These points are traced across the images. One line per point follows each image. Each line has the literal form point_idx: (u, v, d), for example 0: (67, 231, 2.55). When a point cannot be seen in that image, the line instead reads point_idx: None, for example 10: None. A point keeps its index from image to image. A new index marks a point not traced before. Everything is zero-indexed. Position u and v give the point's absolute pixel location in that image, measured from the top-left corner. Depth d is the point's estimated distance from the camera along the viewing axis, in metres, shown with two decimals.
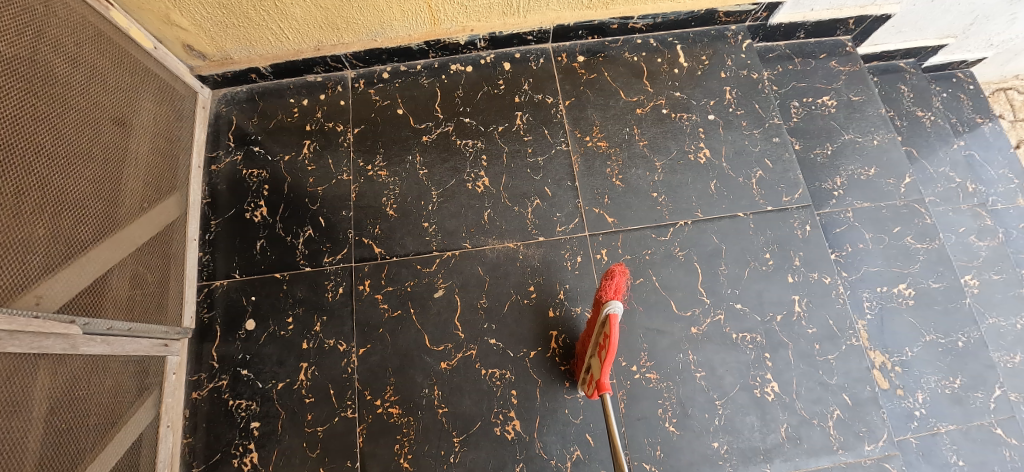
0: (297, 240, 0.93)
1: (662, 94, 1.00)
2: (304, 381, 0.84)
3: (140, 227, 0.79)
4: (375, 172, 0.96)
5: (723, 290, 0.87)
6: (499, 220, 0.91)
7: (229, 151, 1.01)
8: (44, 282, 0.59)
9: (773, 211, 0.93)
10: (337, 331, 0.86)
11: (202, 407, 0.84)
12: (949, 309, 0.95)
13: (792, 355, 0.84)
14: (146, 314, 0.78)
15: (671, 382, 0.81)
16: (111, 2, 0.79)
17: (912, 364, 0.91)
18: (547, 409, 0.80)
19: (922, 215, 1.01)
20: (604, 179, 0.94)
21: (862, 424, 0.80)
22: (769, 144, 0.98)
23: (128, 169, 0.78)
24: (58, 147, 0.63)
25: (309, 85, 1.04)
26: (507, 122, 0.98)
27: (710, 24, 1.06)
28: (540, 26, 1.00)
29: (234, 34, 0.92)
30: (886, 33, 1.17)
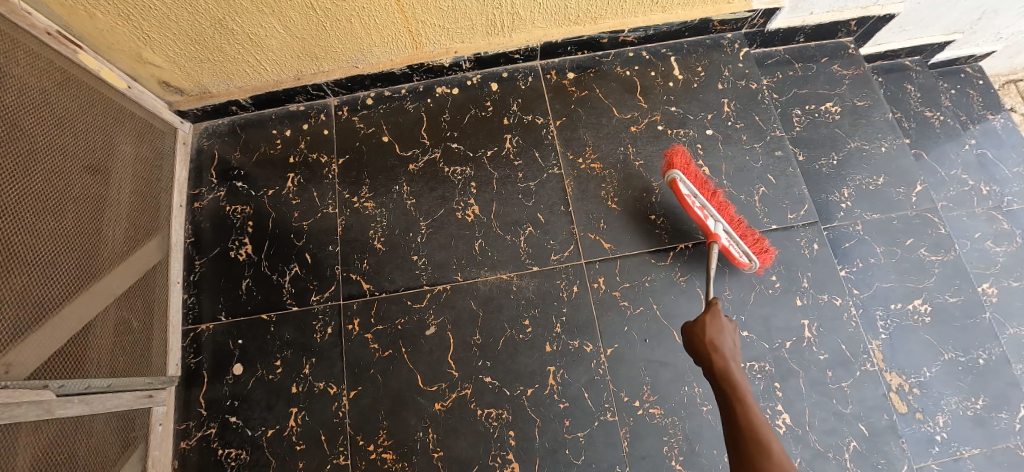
0: (283, 278, 0.90)
1: (657, 109, 0.96)
2: (294, 427, 0.81)
3: (119, 276, 0.76)
4: (362, 204, 0.93)
5: (727, 317, 0.83)
6: (491, 250, 0.88)
7: (212, 187, 0.98)
8: (16, 348, 0.56)
9: (778, 229, 0.88)
10: (327, 373, 0.83)
11: (191, 457, 0.82)
12: (968, 325, 0.90)
13: (803, 384, 0.80)
14: (127, 366, 0.75)
15: (676, 417, 0.78)
16: (79, 45, 0.76)
17: (931, 385, 0.86)
18: (548, 450, 0.77)
19: (936, 225, 0.96)
20: (599, 202, 0.90)
21: (881, 456, 0.76)
22: (771, 158, 0.93)
23: (105, 218, 0.75)
24: (26, 203, 0.61)
25: (291, 114, 1.01)
26: (497, 146, 0.95)
27: (704, 33, 1.02)
28: (526, 44, 0.96)
29: (211, 68, 0.89)
30: (889, 32, 1.12)
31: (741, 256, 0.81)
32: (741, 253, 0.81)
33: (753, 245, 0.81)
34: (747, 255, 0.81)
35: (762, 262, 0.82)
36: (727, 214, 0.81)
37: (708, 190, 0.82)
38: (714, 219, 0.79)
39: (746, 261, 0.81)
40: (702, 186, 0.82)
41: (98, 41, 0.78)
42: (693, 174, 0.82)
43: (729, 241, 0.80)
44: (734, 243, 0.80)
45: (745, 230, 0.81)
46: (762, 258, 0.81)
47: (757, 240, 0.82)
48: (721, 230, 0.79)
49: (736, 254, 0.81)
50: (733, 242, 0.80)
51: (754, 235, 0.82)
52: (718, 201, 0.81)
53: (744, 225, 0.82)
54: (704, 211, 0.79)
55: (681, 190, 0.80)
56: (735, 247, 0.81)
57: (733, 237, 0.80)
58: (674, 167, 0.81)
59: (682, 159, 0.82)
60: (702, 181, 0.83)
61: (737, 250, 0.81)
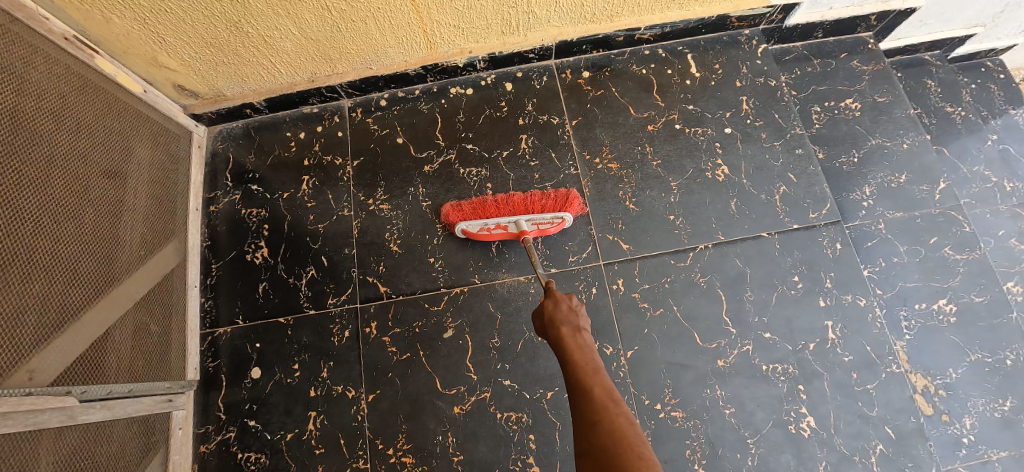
0: (299, 281, 0.89)
1: (675, 108, 0.95)
2: (313, 431, 0.81)
3: (138, 280, 0.76)
4: (377, 206, 0.92)
5: (749, 318, 0.82)
6: (508, 252, 0.87)
7: (228, 190, 0.98)
8: (36, 355, 0.56)
9: (800, 229, 0.87)
10: (345, 377, 0.83)
11: (210, 461, 0.82)
12: (995, 325, 0.88)
13: (828, 386, 0.78)
14: (147, 371, 0.75)
15: (699, 420, 0.77)
16: (96, 50, 0.76)
17: (958, 387, 0.85)
18: (568, 454, 0.76)
19: (960, 223, 0.94)
20: (617, 203, 0.89)
21: (908, 459, 0.75)
22: (791, 156, 0.92)
23: (123, 222, 0.75)
24: (45, 209, 0.61)
25: (305, 117, 1.01)
26: (512, 146, 0.94)
27: (721, 30, 1.00)
28: (542, 43, 0.94)
29: (226, 72, 0.89)
30: (910, 26, 1.10)
31: (554, 220, 0.83)
32: (552, 218, 0.83)
33: (557, 207, 0.85)
34: (558, 218, 0.83)
35: (574, 207, 0.85)
36: (518, 207, 0.84)
37: (483, 204, 0.86)
38: (512, 223, 0.83)
39: (566, 218, 0.83)
40: (481, 206, 0.86)
41: (114, 46, 0.78)
42: (471, 207, 0.86)
43: (536, 223, 0.83)
44: (540, 220, 0.83)
45: (541, 201, 0.86)
46: (571, 206, 0.85)
47: (555, 201, 0.86)
48: (524, 223, 0.82)
49: (550, 224, 0.83)
50: (538, 220, 0.83)
51: (553, 195, 0.87)
52: (502, 202, 0.86)
53: (535, 200, 0.86)
54: (501, 225, 0.83)
55: (476, 232, 0.84)
56: (543, 223, 0.83)
57: (535, 218, 0.82)
58: (455, 216, 0.86)
59: (457, 206, 0.87)
60: (473, 202, 0.87)
61: (547, 221, 0.83)
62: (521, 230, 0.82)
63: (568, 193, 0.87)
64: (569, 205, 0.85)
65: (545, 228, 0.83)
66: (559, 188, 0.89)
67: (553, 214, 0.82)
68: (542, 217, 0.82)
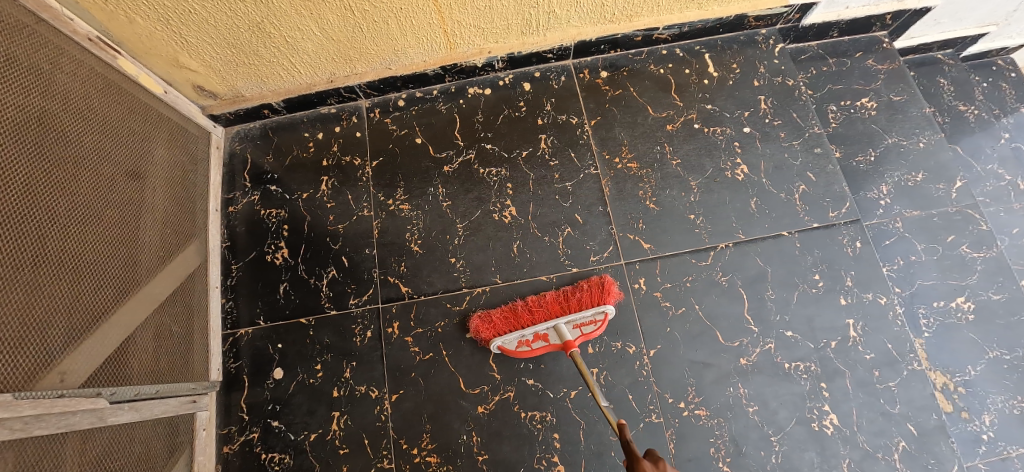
0: (320, 282, 0.89)
1: (693, 107, 0.95)
2: (337, 431, 0.81)
3: (162, 282, 0.76)
4: (397, 207, 0.92)
5: (771, 317, 0.82)
6: (529, 252, 0.87)
7: (246, 191, 0.98)
8: (67, 356, 0.56)
9: (819, 227, 0.87)
10: (368, 377, 0.83)
11: (234, 461, 0.82)
12: (1013, 323, 0.89)
13: (850, 384, 0.79)
14: (172, 372, 0.75)
15: (722, 419, 0.77)
16: (118, 51, 0.76)
17: (977, 384, 0.85)
18: (593, 452, 0.76)
19: (977, 222, 0.94)
20: (637, 202, 0.89)
21: (931, 456, 0.75)
22: (810, 155, 0.92)
23: (148, 223, 0.75)
24: (72, 211, 0.60)
25: (322, 117, 1.01)
26: (531, 146, 0.94)
27: (738, 29, 1.00)
28: (560, 43, 0.94)
29: (245, 72, 0.89)
30: (924, 25, 1.10)
31: (596, 318, 0.77)
32: (592, 316, 0.77)
33: (595, 300, 0.78)
34: (598, 314, 0.77)
35: (613, 296, 0.79)
36: (554, 310, 0.78)
37: (516, 313, 0.79)
38: (553, 331, 0.76)
39: (607, 310, 0.77)
40: (514, 316, 0.79)
41: (136, 47, 0.77)
42: (502, 319, 0.79)
43: (578, 325, 0.77)
44: (579, 321, 0.77)
45: (577, 297, 0.79)
46: (610, 295, 0.78)
47: (591, 293, 0.80)
48: (564, 328, 0.76)
49: (593, 324, 0.77)
50: (578, 322, 0.77)
51: (588, 287, 0.80)
52: (535, 307, 0.79)
53: (570, 298, 0.80)
54: (539, 334, 0.77)
55: (516, 348, 0.77)
56: (584, 324, 0.77)
57: (574, 321, 0.77)
58: (490, 332, 0.78)
59: (486, 318, 0.80)
60: (505, 311, 0.80)
61: (588, 321, 0.77)
62: (564, 339, 0.74)
63: (603, 281, 0.81)
64: (608, 294, 0.79)
65: (590, 330, 0.76)
66: (590, 277, 0.83)
67: (592, 312, 0.76)
68: (583, 317, 0.76)
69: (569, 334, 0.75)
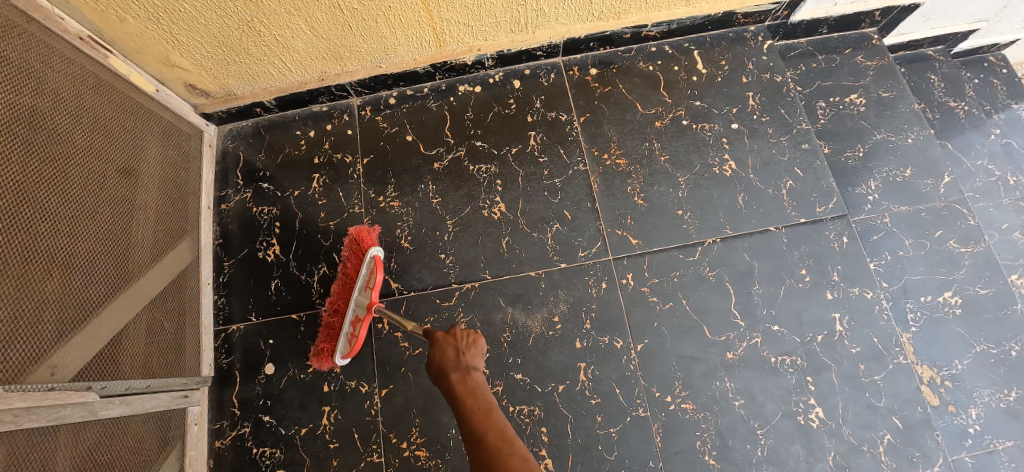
0: (311, 278, 0.90)
1: (681, 104, 0.96)
2: (327, 425, 0.82)
3: (153, 278, 0.76)
4: (388, 203, 0.93)
5: (758, 311, 0.83)
6: (518, 247, 0.88)
7: (239, 188, 0.98)
8: (57, 351, 0.57)
9: (806, 223, 0.88)
10: (359, 372, 0.84)
11: (226, 456, 0.83)
12: (1000, 317, 0.89)
13: (836, 377, 0.79)
14: (163, 367, 0.76)
15: (709, 412, 0.78)
16: (109, 49, 0.77)
17: (964, 378, 0.86)
18: (581, 446, 0.77)
19: (965, 217, 0.95)
20: (625, 198, 0.90)
21: (916, 449, 0.76)
22: (798, 151, 0.93)
23: (139, 220, 0.76)
24: (64, 207, 0.61)
25: (314, 115, 1.01)
26: (521, 143, 0.94)
27: (727, 26, 1.01)
28: (550, 41, 0.95)
29: (237, 71, 0.89)
30: (913, 21, 1.11)
31: (370, 268, 0.77)
32: (368, 268, 0.78)
33: (359, 256, 0.83)
34: (369, 259, 0.77)
35: (368, 242, 0.83)
36: (346, 293, 0.83)
37: (330, 325, 0.83)
38: (357, 311, 0.79)
39: (374, 253, 0.77)
40: (330, 328, 0.83)
41: (127, 46, 0.78)
42: (326, 340, 0.82)
43: (366, 284, 0.78)
44: (364, 281, 0.78)
45: (352, 266, 0.84)
46: (365, 242, 0.82)
47: (356, 254, 0.84)
48: (359, 297, 0.78)
49: (372, 270, 0.77)
50: (365, 283, 0.78)
51: (351, 250, 0.85)
52: (337, 308, 0.83)
53: (348, 272, 0.84)
54: (353, 320, 0.79)
55: (348, 347, 0.79)
56: (366, 280, 0.78)
57: (360, 286, 0.78)
58: (326, 355, 0.81)
59: (320, 351, 0.83)
60: (326, 329, 0.84)
61: (370, 274, 0.78)
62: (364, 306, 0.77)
63: (354, 235, 0.86)
64: (367, 245, 0.83)
65: (372, 281, 0.76)
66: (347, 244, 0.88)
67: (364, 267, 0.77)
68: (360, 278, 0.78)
69: (362, 299, 0.77)
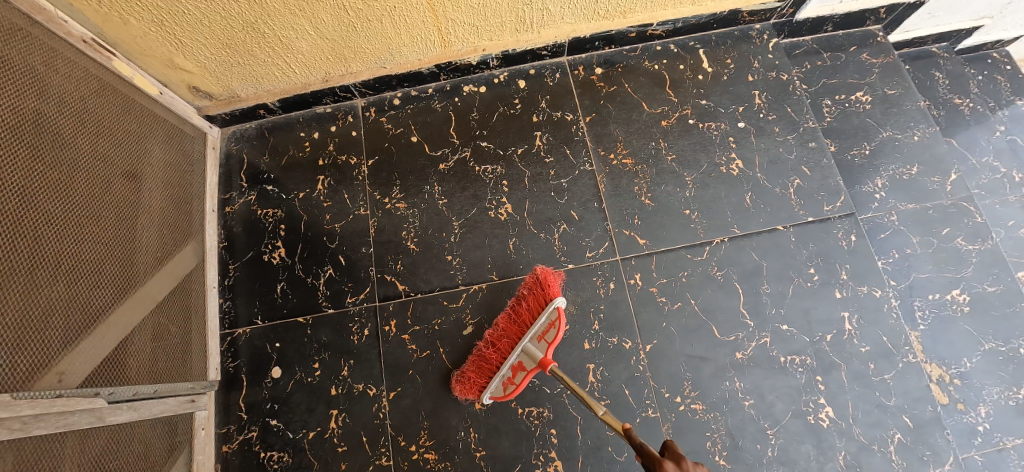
0: (317, 281, 0.90)
1: (688, 103, 0.95)
2: (335, 429, 0.81)
3: (159, 282, 0.76)
4: (393, 205, 0.92)
5: (767, 311, 0.83)
6: (525, 248, 0.87)
7: (243, 191, 0.98)
8: (65, 356, 0.56)
9: (814, 221, 0.87)
10: (366, 375, 0.83)
11: (233, 460, 0.82)
12: (1008, 314, 0.89)
13: (846, 377, 0.79)
14: (170, 372, 0.75)
15: (719, 412, 0.78)
16: (113, 52, 0.76)
17: (972, 376, 0.86)
18: (590, 447, 0.77)
19: (972, 214, 0.95)
20: (632, 198, 0.89)
21: (927, 448, 0.76)
22: (805, 150, 0.92)
23: (145, 224, 0.75)
24: (69, 211, 0.61)
25: (318, 117, 1.01)
26: (527, 143, 0.94)
27: (733, 24, 1.00)
28: (555, 40, 0.95)
29: (240, 72, 0.89)
30: (919, 18, 1.10)
31: (547, 324, 0.73)
32: (546, 319, 0.73)
33: (541, 303, 0.75)
34: (552, 311, 0.73)
35: (554, 287, 0.75)
36: (515, 334, 0.75)
37: (484, 359, 0.76)
38: (521, 358, 0.73)
39: (557, 304, 0.73)
40: (484, 363, 0.76)
41: (130, 48, 0.77)
42: (473, 373, 0.76)
43: (539, 334, 0.73)
44: (540, 331, 0.73)
45: (527, 307, 0.76)
46: (552, 290, 0.75)
47: (535, 296, 0.76)
48: (531, 347, 0.72)
49: (552, 327, 0.72)
50: (540, 333, 0.73)
51: (532, 291, 0.78)
52: (495, 343, 0.77)
53: (520, 312, 0.76)
54: (514, 365, 0.74)
55: (502, 391, 0.74)
56: (546, 330, 0.73)
57: (536, 334, 0.73)
58: (474, 389, 0.76)
59: (463, 381, 0.77)
60: (473, 360, 0.78)
61: (547, 327, 0.73)
62: (537, 359, 0.71)
63: (541, 277, 0.77)
64: (551, 292, 0.75)
65: (551, 336, 0.71)
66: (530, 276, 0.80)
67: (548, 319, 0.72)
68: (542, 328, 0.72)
69: (537, 352, 0.71)
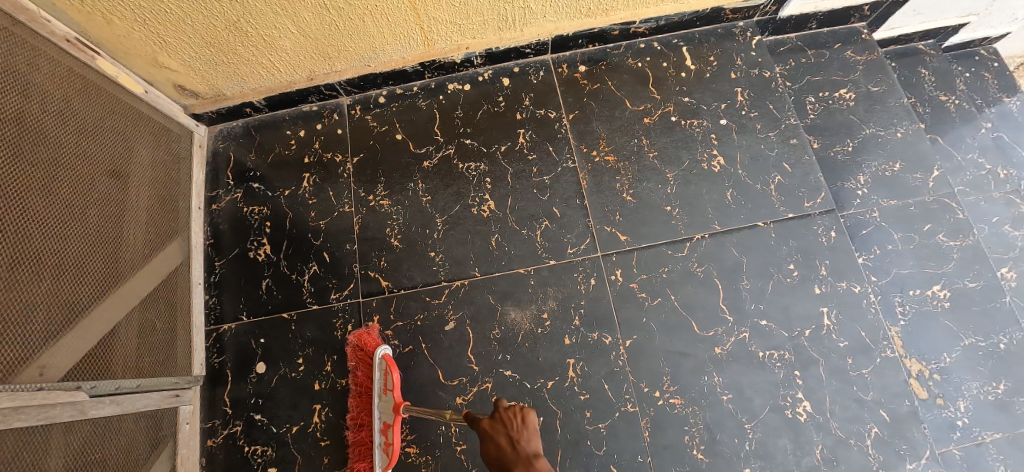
0: (302, 277, 0.91)
1: (670, 100, 0.96)
2: (318, 423, 0.82)
3: (143, 278, 0.77)
4: (377, 202, 0.93)
5: (746, 306, 0.83)
6: (508, 245, 0.88)
7: (229, 189, 0.99)
8: (46, 351, 0.57)
9: (794, 217, 0.88)
10: (349, 370, 0.84)
11: (218, 455, 0.83)
12: (989, 310, 0.89)
13: (824, 371, 0.80)
14: (155, 367, 0.76)
15: (697, 407, 0.78)
16: (97, 51, 0.77)
17: (952, 371, 0.86)
18: (570, 441, 0.78)
19: (954, 210, 0.95)
20: (614, 195, 0.90)
21: (904, 442, 0.76)
22: (786, 146, 0.93)
23: (129, 221, 0.76)
24: (52, 209, 0.61)
25: (304, 115, 1.02)
26: (510, 141, 0.95)
27: (716, 22, 1.01)
28: (538, 38, 0.95)
29: (226, 71, 0.90)
30: (903, 16, 1.11)
31: (381, 374, 0.77)
32: (381, 371, 0.78)
33: (367, 363, 0.81)
34: (379, 361, 0.78)
35: (371, 342, 0.83)
36: (365, 403, 0.81)
37: (359, 441, 0.79)
38: (384, 417, 0.75)
39: (381, 353, 0.79)
40: (360, 444, 0.79)
41: (115, 47, 0.78)
42: (363, 457, 0.78)
43: (382, 387, 0.77)
44: (379, 384, 0.77)
45: (361, 373, 0.82)
46: (369, 345, 0.82)
47: (360, 359, 0.83)
48: (380, 402, 0.76)
49: (388, 375, 0.76)
50: (381, 385, 0.77)
51: (356, 357, 0.84)
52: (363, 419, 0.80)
53: (360, 382, 0.82)
54: (382, 429, 0.75)
55: (384, 459, 0.73)
56: (382, 382, 0.77)
57: (377, 390, 0.77)
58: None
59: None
60: (354, 446, 0.80)
61: (383, 378, 0.77)
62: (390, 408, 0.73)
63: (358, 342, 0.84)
64: (372, 349, 0.82)
65: (388, 379, 0.75)
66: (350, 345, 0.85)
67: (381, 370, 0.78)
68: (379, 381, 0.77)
69: (385, 403, 0.74)
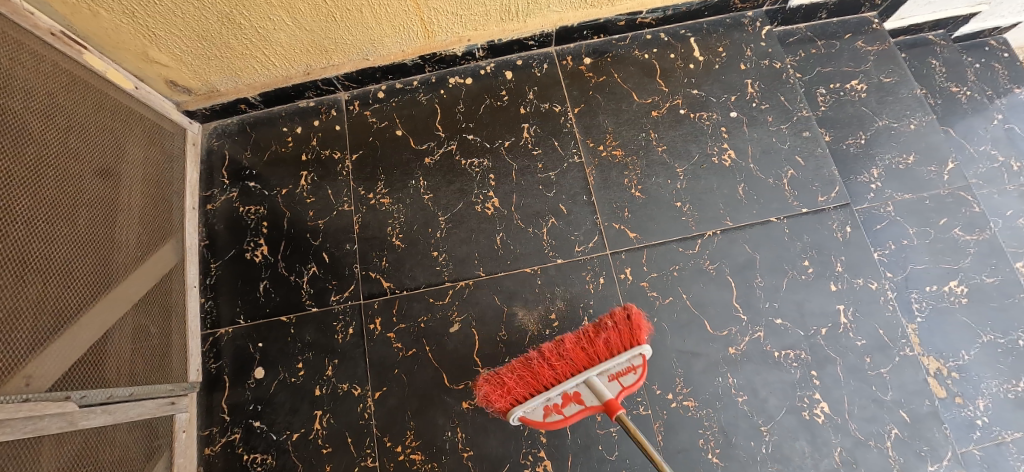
0: (301, 278, 0.88)
1: (678, 93, 0.93)
2: (320, 430, 0.80)
3: (136, 281, 0.74)
4: (378, 200, 0.90)
5: (760, 304, 0.81)
6: (513, 243, 0.85)
7: (225, 188, 0.96)
8: (33, 359, 0.54)
9: (808, 212, 0.86)
10: (351, 374, 0.81)
11: (216, 463, 0.80)
12: (1007, 305, 0.87)
13: (841, 371, 0.77)
14: (149, 374, 0.73)
15: (711, 409, 0.76)
16: (84, 45, 0.74)
17: (970, 369, 0.84)
18: (580, 445, 0.75)
19: (970, 203, 0.92)
20: (622, 191, 0.87)
21: (924, 443, 0.74)
22: (798, 139, 0.90)
23: (120, 222, 0.73)
24: (38, 210, 0.58)
25: (301, 111, 0.99)
26: (514, 136, 0.92)
27: (724, 12, 0.98)
28: (542, 30, 0.92)
29: (219, 65, 0.86)
30: (914, 5, 1.08)
31: (624, 366, 0.66)
32: (625, 362, 0.66)
33: (625, 341, 0.68)
34: (636, 357, 0.66)
35: (641, 330, 0.69)
36: (579, 362, 0.67)
37: (534, 371, 0.67)
38: (582, 387, 0.65)
39: (642, 352, 0.66)
40: (532, 376, 0.66)
41: (103, 41, 0.75)
42: (512, 382, 0.67)
43: (613, 374, 0.66)
44: (611, 369, 0.66)
45: (603, 340, 0.69)
46: (639, 335, 0.68)
47: (619, 330, 0.69)
48: (599, 383, 0.65)
49: (630, 378, 0.66)
50: (614, 372, 0.66)
51: (616, 326, 0.70)
52: (552, 361, 0.68)
53: (594, 342, 0.69)
54: (568, 393, 0.65)
55: (540, 417, 0.64)
56: (617, 373, 0.66)
57: (608, 369, 0.65)
58: (501, 401, 0.66)
59: (497, 384, 0.68)
60: (525, 371, 0.67)
61: (626, 371, 0.66)
62: (604, 400, 0.63)
63: (633, 317, 0.70)
64: (639, 336, 0.68)
65: (630, 383, 0.65)
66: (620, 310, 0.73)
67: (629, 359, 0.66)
68: (615, 365, 0.65)
69: (606, 392, 0.64)
